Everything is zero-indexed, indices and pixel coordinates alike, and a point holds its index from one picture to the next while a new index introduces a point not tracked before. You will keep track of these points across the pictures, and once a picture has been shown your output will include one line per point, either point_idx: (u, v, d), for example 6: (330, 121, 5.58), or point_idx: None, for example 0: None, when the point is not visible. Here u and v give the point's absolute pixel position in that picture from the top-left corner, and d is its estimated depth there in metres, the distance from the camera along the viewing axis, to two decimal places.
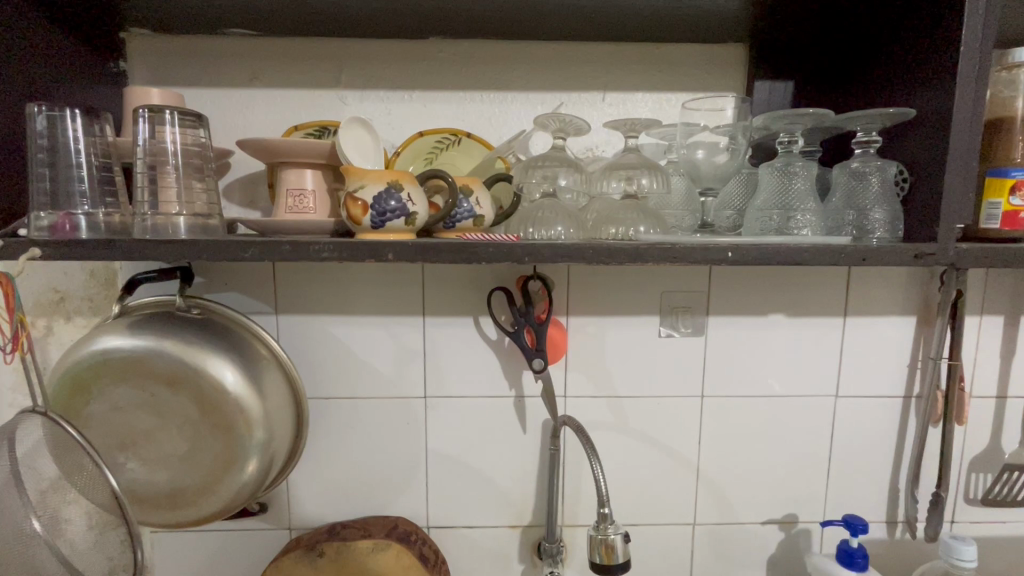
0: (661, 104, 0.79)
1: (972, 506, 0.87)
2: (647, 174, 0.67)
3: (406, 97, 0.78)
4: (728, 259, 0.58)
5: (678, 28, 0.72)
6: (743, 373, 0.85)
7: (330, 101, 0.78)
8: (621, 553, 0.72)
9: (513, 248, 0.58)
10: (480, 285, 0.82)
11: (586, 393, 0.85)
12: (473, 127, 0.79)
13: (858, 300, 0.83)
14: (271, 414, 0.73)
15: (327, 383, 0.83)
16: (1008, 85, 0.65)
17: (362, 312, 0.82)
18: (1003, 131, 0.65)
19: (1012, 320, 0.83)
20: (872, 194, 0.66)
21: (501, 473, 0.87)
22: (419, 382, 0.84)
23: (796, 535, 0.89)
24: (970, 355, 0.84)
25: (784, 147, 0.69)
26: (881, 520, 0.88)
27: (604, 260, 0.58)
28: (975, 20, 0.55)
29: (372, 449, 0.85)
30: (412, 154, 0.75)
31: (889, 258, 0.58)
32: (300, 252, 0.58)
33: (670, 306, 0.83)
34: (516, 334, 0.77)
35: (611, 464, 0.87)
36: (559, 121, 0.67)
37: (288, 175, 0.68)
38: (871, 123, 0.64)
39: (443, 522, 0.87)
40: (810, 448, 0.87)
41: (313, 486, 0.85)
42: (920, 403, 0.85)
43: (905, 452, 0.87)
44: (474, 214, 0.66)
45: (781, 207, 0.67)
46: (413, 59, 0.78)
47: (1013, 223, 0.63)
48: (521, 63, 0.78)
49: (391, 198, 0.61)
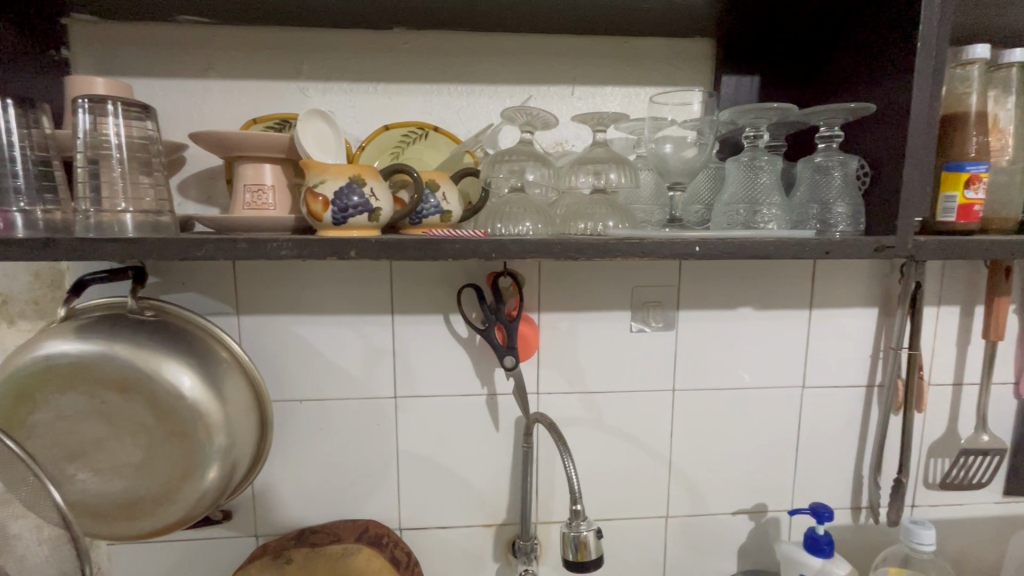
0: (630, 97, 0.79)
1: (931, 490, 0.90)
2: (615, 169, 0.66)
3: (372, 90, 0.76)
4: (695, 253, 0.59)
5: (645, 23, 0.72)
6: (714, 367, 0.86)
7: (291, 93, 0.75)
8: (594, 549, 0.71)
9: (479, 244, 0.57)
10: (450, 282, 0.80)
11: (559, 390, 0.84)
12: (441, 121, 0.77)
13: (822, 293, 0.85)
14: (232, 419, 0.70)
15: (293, 386, 0.81)
16: (962, 81, 0.67)
17: (329, 311, 0.80)
18: (958, 125, 0.66)
19: (968, 310, 0.86)
20: (835, 188, 0.66)
21: (473, 473, 0.86)
22: (388, 382, 0.82)
23: (766, 524, 0.90)
24: (929, 344, 0.86)
25: (750, 142, 0.69)
26: (845, 506, 0.91)
27: (573, 255, 0.57)
28: (931, 17, 0.56)
29: (341, 451, 0.83)
30: (377, 147, 0.73)
31: (851, 251, 0.59)
32: (257, 251, 0.55)
33: (642, 300, 0.83)
34: (486, 332, 0.76)
35: (585, 460, 0.87)
36: (528, 116, 0.65)
37: (245, 170, 0.65)
38: (834, 118, 0.65)
39: (417, 524, 0.86)
40: (778, 439, 0.88)
41: (280, 492, 0.83)
42: (882, 392, 0.88)
43: (868, 440, 0.90)
44: (441, 211, 0.65)
45: (748, 202, 0.67)
46: (378, 51, 0.75)
47: (967, 215, 0.65)
48: (487, 56, 0.77)
49: (354, 193, 0.59)
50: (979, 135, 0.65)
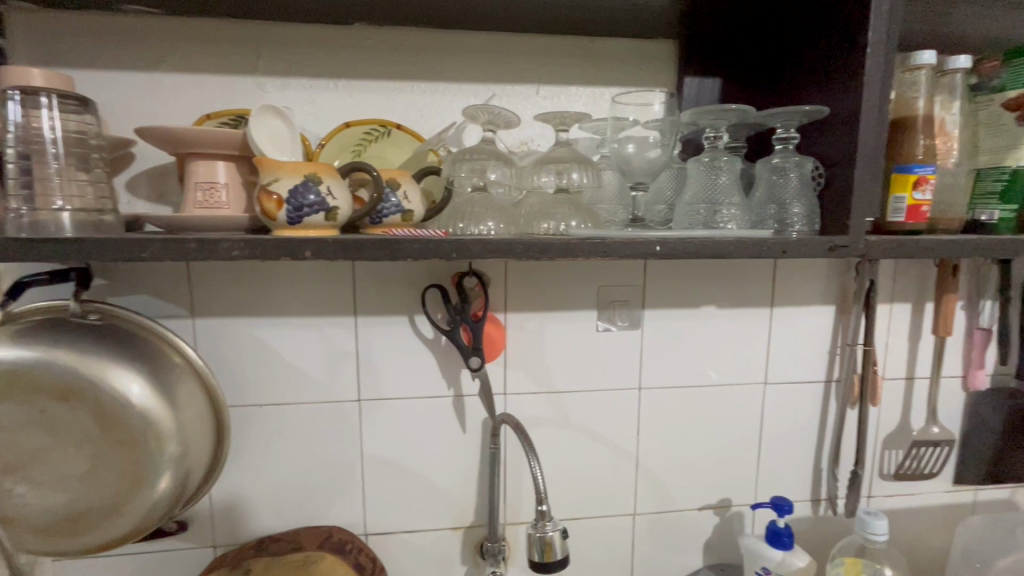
0: (594, 98, 0.79)
1: (886, 480, 0.93)
2: (578, 168, 0.66)
3: (331, 86, 0.74)
4: (656, 252, 0.59)
5: (608, 22, 0.72)
6: (679, 364, 0.87)
7: (247, 89, 0.73)
8: (560, 549, 0.71)
9: (440, 244, 0.56)
10: (415, 282, 0.79)
11: (526, 390, 0.84)
12: (403, 119, 0.76)
13: (783, 291, 0.87)
14: (185, 427, 0.68)
15: (251, 391, 0.78)
16: (910, 86, 0.69)
17: (288, 313, 0.77)
18: (907, 128, 0.68)
19: (919, 306, 0.89)
20: (791, 189, 0.68)
21: (440, 475, 0.84)
22: (352, 385, 0.80)
23: (730, 518, 0.92)
24: (882, 339, 0.89)
25: (711, 143, 0.70)
26: (806, 499, 0.93)
27: (535, 255, 0.57)
28: (879, 22, 0.58)
29: (303, 456, 0.81)
30: (337, 146, 0.72)
31: (806, 250, 0.61)
32: (206, 252, 0.53)
33: (608, 300, 0.83)
34: (451, 333, 0.76)
35: (552, 460, 0.87)
36: (489, 114, 0.64)
37: (195, 167, 0.63)
38: (790, 120, 0.66)
39: (382, 529, 0.84)
40: (741, 435, 0.90)
41: (238, 500, 0.80)
42: (839, 387, 0.91)
43: (827, 434, 0.92)
44: (402, 210, 0.64)
45: (708, 202, 0.68)
46: (337, 46, 0.74)
47: (916, 215, 0.67)
48: (451, 53, 0.76)
49: (310, 191, 0.57)
50: (926, 138, 0.68)
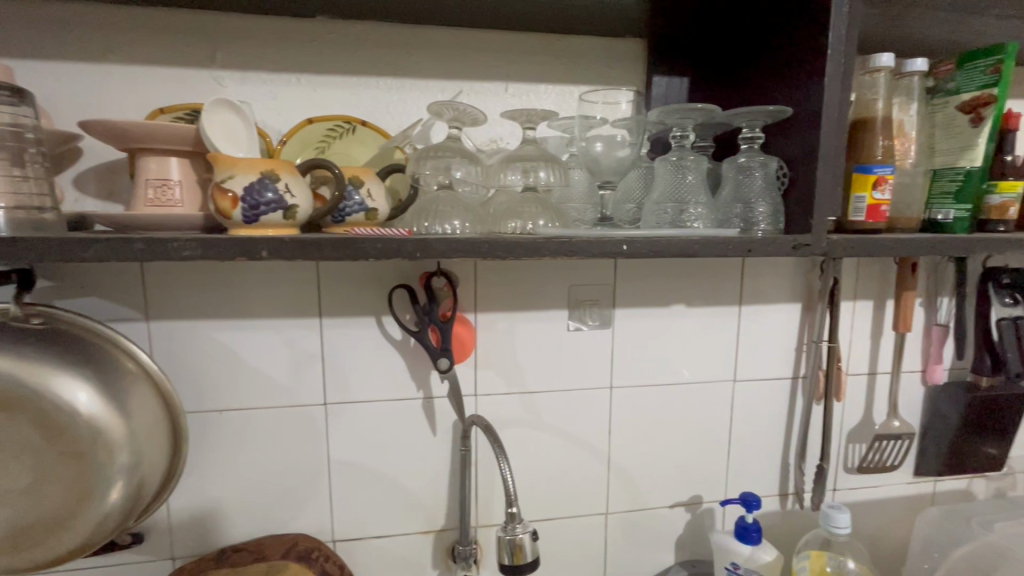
0: (563, 96, 0.79)
1: (850, 474, 0.95)
2: (545, 167, 0.65)
3: (293, 81, 0.72)
4: (623, 251, 0.59)
5: (576, 20, 0.72)
6: (650, 362, 0.87)
7: (203, 82, 0.70)
8: (530, 551, 0.70)
9: (402, 244, 0.55)
10: (382, 282, 0.77)
11: (496, 390, 0.83)
12: (369, 116, 0.74)
13: (750, 289, 0.88)
14: (139, 434, 0.65)
15: (211, 396, 0.75)
16: (869, 88, 0.71)
17: (250, 315, 0.75)
18: (866, 129, 0.70)
19: (880, 304, 0.91)
20: (756, 188, 0.68)
21: (410, 478, 0.83)
22: (317, 388, 0.78)
23: (701, 515, 0.93)
24: (847, 336, 0.91)
25: (678, 142, 0.71)
26: (774, 494, 0.94)
27: (500, 255, 0.56)
28: (839, 24, 0.59)
29: (267, 462, 0.79)
30: (299, 142, 0.69)
31: (771, 249, 0.62)
32: (154, 252, 0.51)
33: (578, 300, 0.83)
34: (419, 334, 0.74)
35: (524, 460, 0.86)
36: (455, 111, 0.63)
37: (146, 164, 0.60)
38: (754, 120, 0.67)
39: (350, 535, 0.82)
40: (711, 432, 0.91)
41: (198, 510, 0.77)
42: (805, 383, 0.92)
43: (794, 430, 0.94)
44: (365, 208, 0.62)
45: (675, 201, 0.69)
46: (299, 40, 0.71)
47: (876, 215, 0.68)
48: (417, 49, 0.74)
49: (267, 188, 0.55)
50: (885, 139, 0.69)
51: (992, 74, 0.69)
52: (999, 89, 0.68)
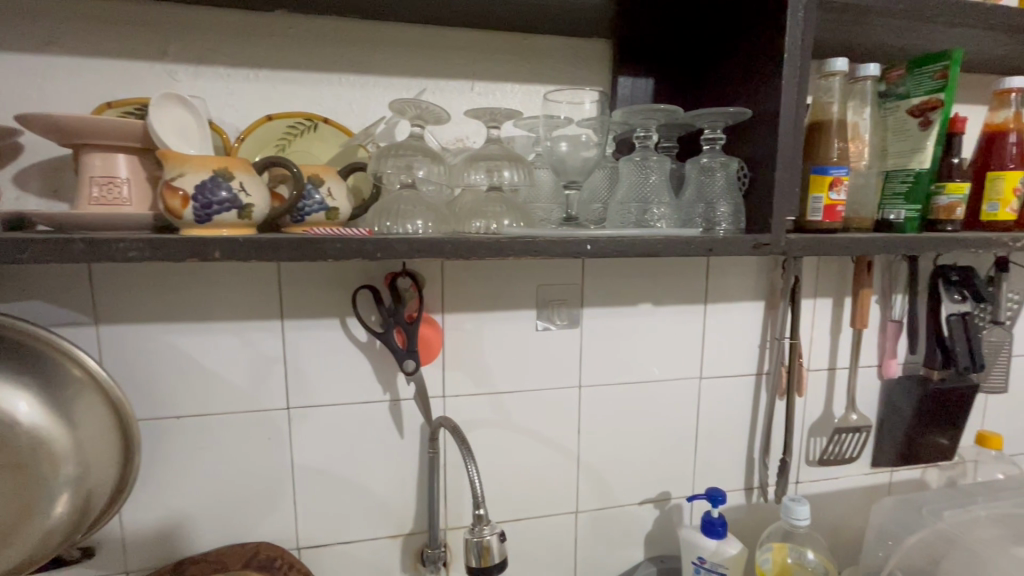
0: (530, 95, 0.78)
1: (812, 466, 0.98)
2: (509, 166, 0.64)
3: (251, 76, 0.70)
4: (587, 251, 0.59)
5: (541, 20, 0.72)
6: (618, 360, 0.88)
7: (155, 76, 0.67)
8: (497, 553, 0.70)
9: (362, 244, 0.54)
10: (346, 283, 0.76)
11: (464, 392, 0.82)
12: (331, 113, 0.72)
13: (715, 288, 0.90)
14: (84, 445, 0.63)
15: (166, 402, 0.73)
16: (826, 92, 0.73)
17: (208, 318, 0.72)
18: (822, 132, 0.72)
19: (839, 301, 0.94)
20: (718, 188, 0.70)
21: (377, 482, 0.82)
22: (280, 392, 0.76)
23: (669, 511, 0.94)
24: (808, 332, 0.94)
25: (641, 142, 0.71)
26: (739, 488, 0.96)
27: (463, 255, 0.56)
28: (794, 28, 0.60)
29: (227, 469, 0.76)
30: (258, 141, 0.67)
31: (731, 249, 0.63)
32: (98, 252, 0.49)
33: (546, 300, 0.83)
34: (384, 336, 0.73)
35: (494, 461, 0.86)
36: (418, 109, 0.62)
37: (91, 160, 0.57)
38: (716, 121, 0.68)
39: (315, 542, 0.81)
40: (678, 429, 0.92)
41: (154, 522, 0.74)
42: (768, 379, 0.94)
43: (759, 425, 0.96)
44: (326, 207, 0.61)
45: (638, 201, 0.69)
46: (258, 34, 0.69)
47: (832, 215, 0.70)
48: (381, 46, 0.73)
49: (220, 187, 0.53)
50: (839, 142, 0.71)
51: (939, 79, 0.71)
52: (946, 94, 0.71)
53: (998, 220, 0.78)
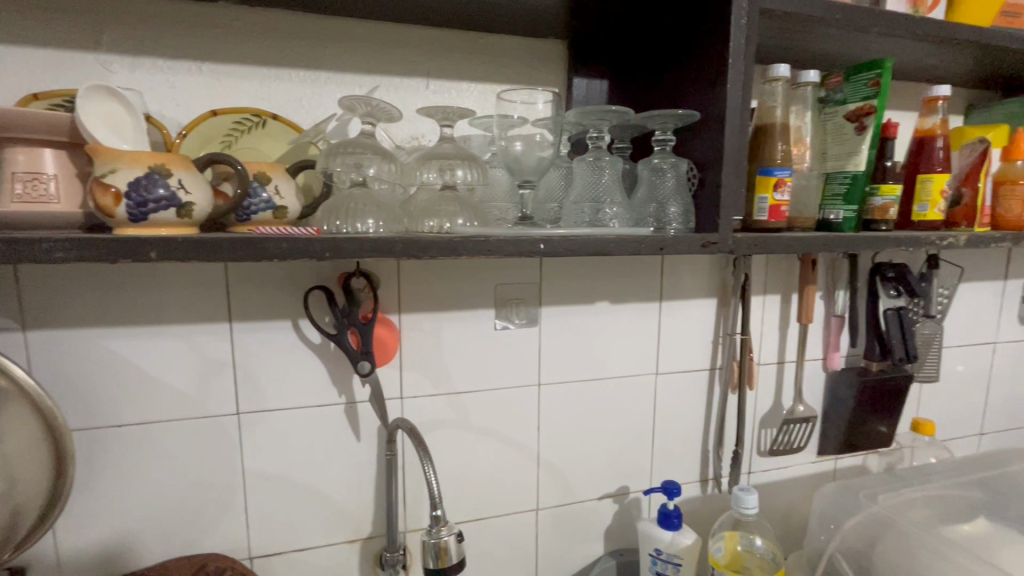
0: (485, 95, 0.78)
1: (763, 457, 1.02)
2: (463, 166, 0.65)
3: (194, 69, 0.67)
4: (540, 250, 0.59)
5: (496, 19, 0.72)
6: (576, 358, 0.89)
7: (88, 67, 0.64)
8: (455, 553, 0.69)
9: (310, 244, 0.53)
10: (297, 284, 0.74)
11: (423, 393, 0.82)
12: (280, 109, 0.70)
13: (670, 286, 0.92)
14: (11, 457, 0.60)
15: (105, 410, 0.69)
16: (769, 96, 0.76)
17: (149, 322, 0.69)
18: (767, 134, 0.75)
19: (786, 297, 0.98)
20: (668, 189, 0.72)
21: (334, 487, 0.80)
22: (229, 397, 0.74)
23: (628, 504, 0.96)
24: (758, 328, 0.97)
25: (594, 143, 0.72)
26: (695, 480, 0.99)
27: (414, 254, 0.55)
28: (737, 35, 0.63)
29: (172, 479, 0.73)
30: (202, 136, 0.64)
31: (681, 248, 0.65)
32: (21, 253, 0.46)
33: (504, 299, 0.83)
34: (338, 337, 0.72)
35: (454, 462, 0.85)
36: (368, 106, 0.61)
37: (11, 155, 0.52)
38: (666, 123, 0.69)
39: (269, 551, 0.78)
40: (636, 423, 0.94)
41: (92, 537, 0.71)
42: (721, 373, 0.98)
43: (713, 418, 0.98)
44: (273, 206, 0.59)
45: (592, 200, 0.71)
46: (200, 25, 0.67)
47: (777, 215, 0.73)
48: (332, 41, 0.71)
49: (156, 184, 0.51)
50: (783, 144, 0.74)
51: (872, 87, 0.76)
52: (878, 100, 0.75)
53: (927, 219, 0.83)
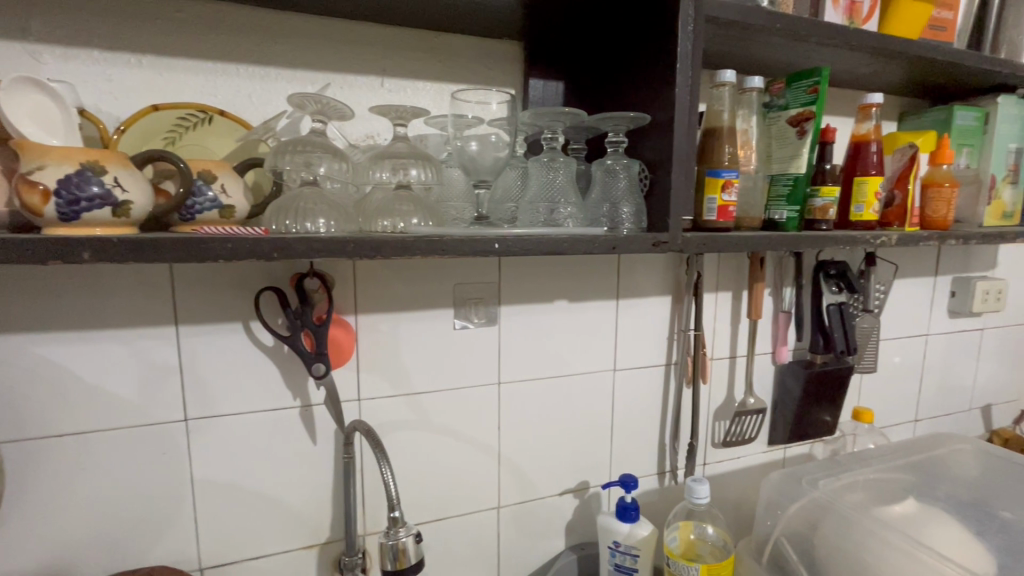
0: (441, 94, 0.78)
1: (716, 448, 1.05)
2: (417, 165, 0.65)
3: (134, 62, 0.64)
4: (495, 250, 0.60)
5: (452, 18, 0.72)
6: (536, 357, 0.90)
7: (15, 56, 0.60)
8: (414, 554, 0.69)
9: (257, 244, 0.51)
10: (248, 286, 0.72)
11: (381, 394, 0.81)
12: (227, 105, 0.68)
13: (627, 284, 0.94)
14: None
15: (38, 420, 0.65)
16: (718, 100, 0.78)
17: (87, 326, 0.66)
18: (715, 137, 0.77)
19: (737, 294, 1.02)
20: (621, 190, 0.73)
21: (289, 492, 0.78)
22: (176, 403, 0.71)
23: (588, 499, 0.98)
24: (711, 324, 1.01)
25: (549, 144, 0.73)
26: (652, 473, 1.02)
27: (366, 254, 0.54)
28: (684, 40, 0.65)
29: (113, 490, 0.70)
30: (141, 132, 0.61)
31: (632, 247, 0.66)
32: None
33: (463, 298, 0.83)
34: (291, 339, 0.71)
35: (413, 463, 0.85)
36: (318, 104, 0.60)
37: None
38: (618, 125, 0.71)
39: (221, 560, 0.76)
40: (595, 419, 0.96)
41: (27, 554, 0.67)
42: (676, 368, 1.01)
43: (670, 412, 1.01)
44: (219, 206, 0.57)
45: (547, 201, 0.72)
46: (140, 16, 0.64)
47: (724, 215, 0.76)
48: (282, 36, 0.70)
49: (89, 182, 0.48)
50: (730, 147, 0.77)
51: (811, 93, 0.80)
52: (816, 106, 0.79)
53: (864, 220, 0.87)
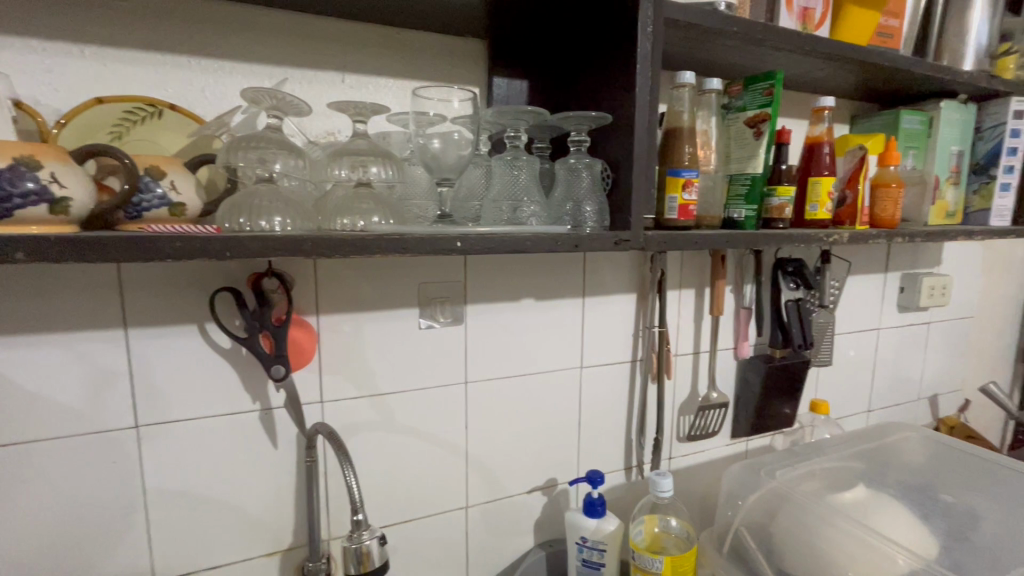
0: (404, 91, 0.78)
1: (681, 443, 1.08)
2: (377, 162, 0.64)
3: (76, 52, 0.61)
4: (457, 248, 0.59)
5: (413, 14, 0.71)
6: (503, 355, 0.90)
7: None
8: (378, 557, 0.68)
9: (207, 243, 0.49)
10: (203, 286, 0.70)
11: (344, 396, 0.79)
12: (179, 99, 0.66)
13: (593, 282, 0.95)
14: None
15: None
16: (678, 101, 0.80)
17: (26, 330, 0.62)
18: (676, 137, 0.79)
19: (700, 291, 1.04)
20: (584, 188, 0.74)
21: (249, 499, 0.76)
22: (125, 410, 0.68)
23: (556, 496, 0.98)
24: (675, 321, 1.03)
25: (512, 142, 0.73)
26: (619, 468, 1.03)
27: (324, 253, 0.53)
28: (644, 42, 0.66)
29: (57, 502, 0.66)
30: (85, 126, 0.59)
31: (595, 245, 0.67)
32: None
33: (428, 298, 0.83)
34: (248, 341, 0.69)
35: (379, 465, 0.84)
36: (274, 100, 0.58)
37: None
38: (581, 124, 0.71)
39: (177, 571, 0.73)
40: (563, 417, 0.97)
41: None
42: (642, 364, 1.02)
43: (636, 408, 1.03)
44: (168, 203, 0.55)
45: (510, 200, 0.72)
46: (84, 5, 0.61)
47: (685, 214, 0.77)
48: (237, 30, 0.68)
49: (24, 177, 0.46)
50: (690, 147, 0.79)
51: (766, 96, 0.82)
52: (772, 108, 0.82)
53: (818, 218, 0.91)
